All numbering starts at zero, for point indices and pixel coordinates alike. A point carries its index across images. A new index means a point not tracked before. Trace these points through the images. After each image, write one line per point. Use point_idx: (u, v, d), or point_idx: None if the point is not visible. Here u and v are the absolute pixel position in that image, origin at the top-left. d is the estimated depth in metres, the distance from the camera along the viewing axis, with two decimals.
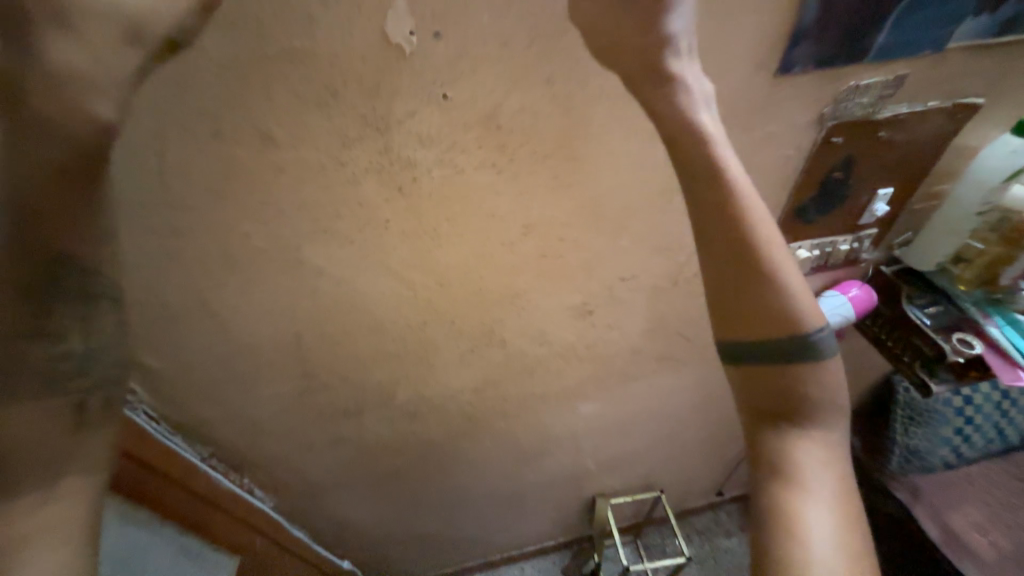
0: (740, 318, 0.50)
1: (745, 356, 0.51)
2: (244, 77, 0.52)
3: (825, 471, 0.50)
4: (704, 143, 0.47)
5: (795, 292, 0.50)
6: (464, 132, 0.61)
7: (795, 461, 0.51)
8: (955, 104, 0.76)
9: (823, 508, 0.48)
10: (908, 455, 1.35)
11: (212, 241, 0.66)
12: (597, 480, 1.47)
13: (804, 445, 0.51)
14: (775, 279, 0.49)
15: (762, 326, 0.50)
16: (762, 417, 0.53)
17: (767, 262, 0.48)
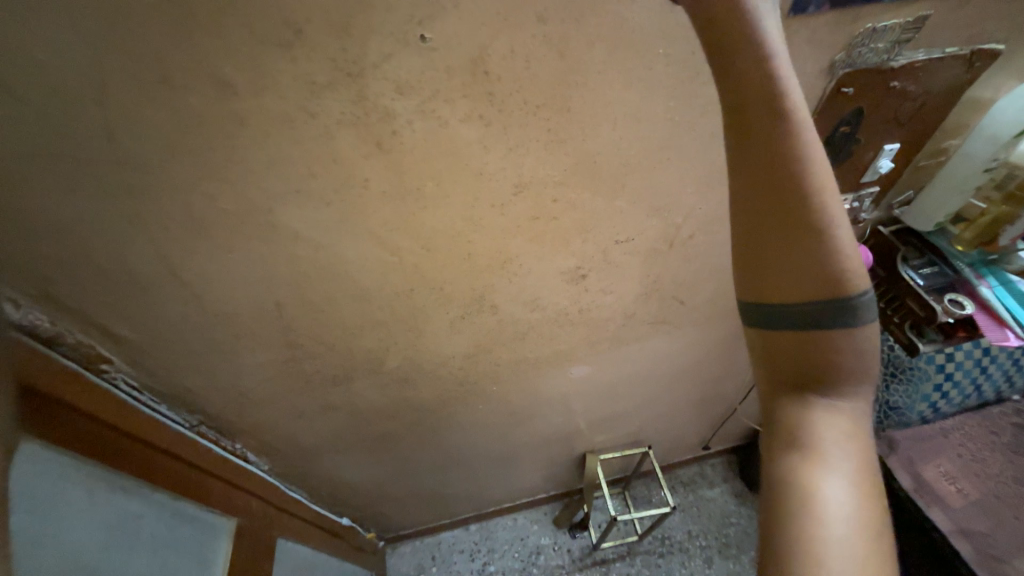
0: (770, 263, 0.44)
1: (768, 309, 0.45)
2: (191, 11, 0.46)
3: (847, 444, 0.45)
4: (758, 55, 0.40)
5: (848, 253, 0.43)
6: (448, 79, 0.56)
7: (813, 432, 0.45)
8: (975, 51, 0.71)
9: (841, 480, 0.43)
10: (887, 410, 1.41)
11: (175, 202, 0.61)
12: (588, 438, 1.51)
13: (825, 414, 0.45)
14: (826, 229, 0.42)
15: (796, 277, 0.43)
16: (782, 386, 0.47)
17: (818, 208, 0.42)
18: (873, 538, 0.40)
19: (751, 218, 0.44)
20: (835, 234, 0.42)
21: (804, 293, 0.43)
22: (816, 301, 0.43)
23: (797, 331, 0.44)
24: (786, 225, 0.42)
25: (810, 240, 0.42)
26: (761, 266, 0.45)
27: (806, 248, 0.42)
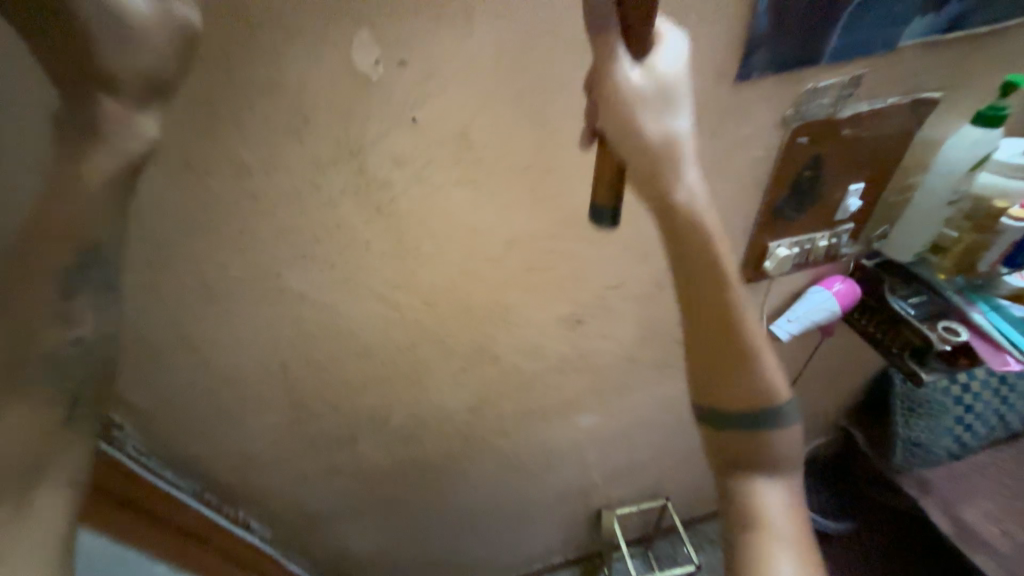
0: (713, 381, 0.60)
1: (715, 415, 0.62)
2: (216, 109, 0.54)
3: (785, 511, 0.62)
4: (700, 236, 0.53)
5: (773, 375, 0.61)
6: (438, 151, 0.62)
7: (758, 504, 0.62)
8: (915, 99, 0.78)
9: (788, 552, 0.59)
10: (912, 448, 1.33)
11: (193, 270, 0.66)
12: (602, 492, 1.45)
13: (766, 487, 0.63)
14: (753, 356, 0.59)
15: (729, 392, 0.60)
16: (732, 466, 0.64)
17: (747, 339, 0.59)
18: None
19: (720, 357, 0.59)
20: (766, 365, 0.61)
21: (740, 404, 0.60)
22: (757, 411, 0.61)
23: (745, 427, 0.61)
24: (735, 362, 0.59)
25: (751, 372, 0.60)
26: (722, 391, 0.60)
27: (749, 376, 0.60)
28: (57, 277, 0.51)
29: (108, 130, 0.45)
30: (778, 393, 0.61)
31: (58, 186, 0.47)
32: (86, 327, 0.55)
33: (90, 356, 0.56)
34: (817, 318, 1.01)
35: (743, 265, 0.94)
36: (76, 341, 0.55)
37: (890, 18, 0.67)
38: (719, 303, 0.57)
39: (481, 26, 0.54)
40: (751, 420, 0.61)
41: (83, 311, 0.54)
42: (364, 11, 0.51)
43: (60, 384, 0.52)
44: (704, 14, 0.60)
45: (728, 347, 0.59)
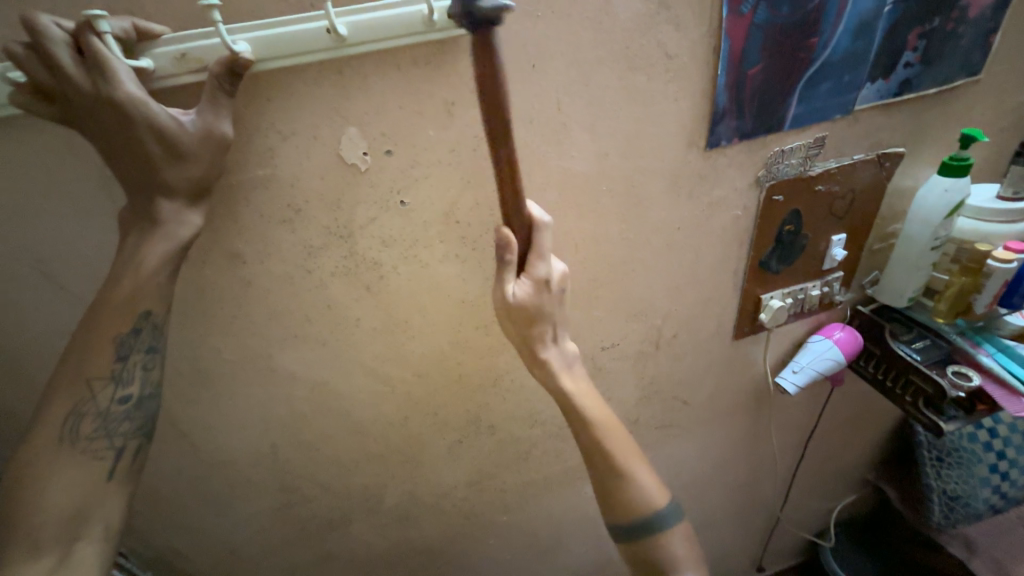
0: (604, 492, 0.69)
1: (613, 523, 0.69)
2: (212, 206, 0.57)
3: None
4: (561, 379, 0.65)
5: (649, 482, 0.70)
6: (426, 229, 0.65)
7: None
8: (880, 154, 0.82)
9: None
10: (950, 502, 1.23)
11: (186, 355, 0.67)
12: (621, 568, 1.33)
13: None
14: (630, 469, 0.69)
15: (618, 503, 0.69)
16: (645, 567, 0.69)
17: (621, 457, 0.68)
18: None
19: (594, 468, 0.69)
20: (639, 475, 0.69)
21: (628, 512, 0.68)
22: (638, 520, 0.68)
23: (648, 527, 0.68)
24: (611, 475, 0.68)
25: (626, 483, 0.68)
26: (605, 497, 0.69)
27: (625, 486, 0.68)
28: (113, 342, 0.52)
29: (164, 222, 0.49)
30: (658, 500, 0.69)
31: (119, 265, 0.50)
32: (135, 388, 0.56)
33: (138, 414, 0.57)
34: (822, 368, 0.98)
35: (738, 318, 0.94)
36: (127, 401, 0.56)
37: (844, 86, 0.72)
38: (590, 430, 0.67)
39: (460, 117, 0.58)
40: (634, 528, 0.68)
41: (134, 373, 0.55)
42: (352, 111, 0.55)
43: (105, 445, 0.54)
44: (667, 94, 0.65)
45: (600, 462, 0.68)
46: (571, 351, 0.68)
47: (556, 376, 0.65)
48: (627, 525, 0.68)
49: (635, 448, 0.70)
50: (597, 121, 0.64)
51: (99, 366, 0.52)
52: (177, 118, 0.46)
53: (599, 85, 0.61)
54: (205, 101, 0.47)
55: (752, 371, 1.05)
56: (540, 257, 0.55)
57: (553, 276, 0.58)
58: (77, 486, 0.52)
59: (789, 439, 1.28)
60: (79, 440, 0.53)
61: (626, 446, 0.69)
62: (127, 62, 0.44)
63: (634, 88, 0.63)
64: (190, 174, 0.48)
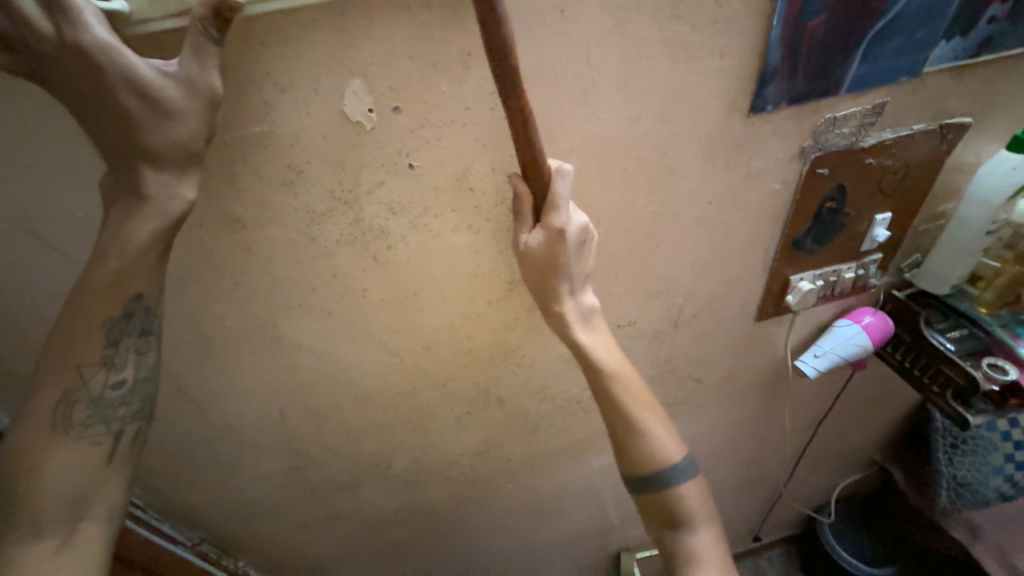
0: (620, 448, 0.68)
1: (630, 477, 0.68)
2: (206, 168, 0.53)
3: (710, 551, 0.66)
4: (574, 333, 0.63)
5: (665, 437, 0.68)
6: (436, 196, 0.60)
7: (685, 547, 0.66)
8: (943, 124, 0.73)
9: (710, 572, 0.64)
10: (957, 488, 1.20)
11: (189, 322, 0.65)
12: (623, 534, 1.35)
13: (691, 535, 0.67)
14: (645, 425, 0.67)
15: (634, 459, 0.67)
16: (660, 525, 0.69)
17: (636, 412, 0.66)
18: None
19: (610, 423, 0.67)
20: (655, 429, 0.67)
21: (644, 467, 0.67)
22: (650, 476, 0.67)
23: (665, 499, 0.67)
24: (625, 431, 0.67)
25: (640, 439, 0.67)
26: (621, 451, 0.68)
27: (638, 440, 0.67)
28: (104, 326, 0.50)
29: (152, 196, 0.45)
30: (674, 455, 0.67)
31: (103, 242, 0.47)
32: (129, 372, 0.54)
33: (136, 396, 0.56)
34: (847, 354, 0.93)
35: (763, 299, 0.88)
36: (121, 385, 0.54)
37: (914, 44, 0.64)
38: (606, 383, 0.65)
39: (476, 71, 0.52)
40: (650, 482, 0.67)
41: (126, 357, 0.53)
42: (357, 61, 0.49)
43: (102, 430, 0.53)
44: (710, 51, 0.57)
45: (613, 415, 0.67)
46: (592, 307, 0.64)
47: (573, 332, 0.62)
48: (644, 480, 0.67)
49: (653, 403, 0.68)
50: (629, 78, 0.57)
51: (89, 352, 0.50)
52: (159, 70, 0.42)
53: (634, 37, 0.54)
54: (190, 50, 0.42)
55: (773, 353, 1.01)
56: (555, 211, 0.52)
57: (572, 228, 0.54)
58: (75, 470, 0.52)
59: (802, 420, 1.25)
60: (73, 427, 0.52)
61: (643, 404, 0.67)
62: (97, 4, 0.40)
63: (674, 42, 0.56)
64: (178, 138, 0.43)
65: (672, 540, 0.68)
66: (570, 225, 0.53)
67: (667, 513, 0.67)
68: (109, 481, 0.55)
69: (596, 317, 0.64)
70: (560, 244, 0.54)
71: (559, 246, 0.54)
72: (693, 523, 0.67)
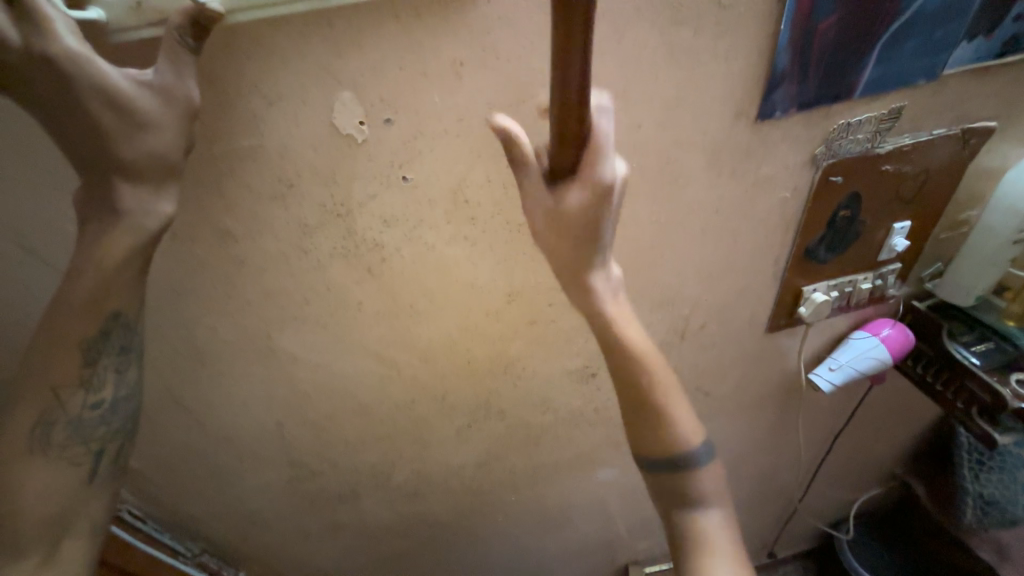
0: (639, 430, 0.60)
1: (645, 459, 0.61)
2: (195, 181, 0.52)
3: (723, 533, 0.60)
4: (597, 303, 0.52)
5: (685, 416, 0.60)
6: (431, 208, 0.59)
7: (699, 536, 0.60)
8: (966, 128, 0.70)
9: (728, 565, 0.58)
10: (985, 506, 1.14)
11: (184, 334, 0.65)
12: (630, 546, 1.31)
13: (704, 518, 0.61)
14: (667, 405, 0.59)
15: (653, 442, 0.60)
16: (669, 505, 0.63)
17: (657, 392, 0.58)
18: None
19: (630, 403, 0.59)
20: (678, 410, 0.60)
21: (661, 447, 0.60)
22: (669, 455, 0.60)
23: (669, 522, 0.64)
24: (646, 410, 0.59)
25: (659, 417, 0.59)
26: (637, 432, 0.60)
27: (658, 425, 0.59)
28: (80, 347, 0.50)
29: (128, 211, 0.44)
30: (691, 433, 0.60)
31: (79, 259, 0.46)
32: (109, 391, 0.54)
33: (115, 415, 0.56)
34: (863, 367, 0.89)
35: (774, 310, 0.85)
36: (100, 404, 0.54)
37: (933, 45, 0.60)
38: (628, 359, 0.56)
39: (469, 80, 0.50)
40: (668, 461, 0.60)
41: (105, 377, 0.53)
42: (346, 72, 0.48)
43: (81, 451, 0.54)
44: (714, 56, 0.55)
45: (634, 399, 0.58)
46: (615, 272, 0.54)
47: (592, 299, 0.52)
48: (661, 461, 0.60)
49: (677, 384, 0.59)
50: (629, 86, 0.55)
51: (66, 373, 0.50)
52: (132, 79, 0.41)
53: (633, 43, 0.52)
54: (167, 60, 0.41)
55: (785, 366, 0.97)
56: (595, 163, 0.42)
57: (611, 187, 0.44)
58: (55, 489, 0.52)
59: (817, 433, 1.21)
60: (50, 448, 0.52)
61: (667, 381, 0.59)
62: (69, 14, 0.40)
63: (676, 47, 0.54)
64: (153, 148, 0.43)
65: (679, 517, 0.62)
66: (607, 185, 0.43)
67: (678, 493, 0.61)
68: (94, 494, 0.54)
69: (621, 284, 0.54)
70: (594, 205, 0.44)
71: (591, 208, 0.44)
72: (705, 500, 0.61)
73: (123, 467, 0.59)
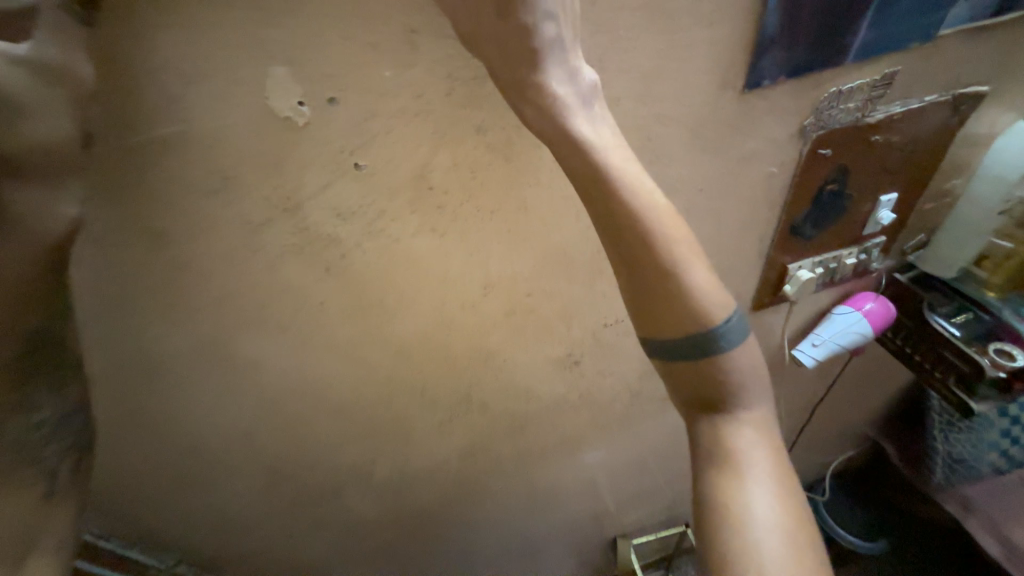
0: (648, 317, 0.45)
1: (657, 352, 0.47)
2: (114, 174, 0.46)
3: (758, 449, 0.49)
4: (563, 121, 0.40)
5: (707, 286, 0.45)
6: (392, 198, 0.53)
7: (727, 448, 0.49)
8: (957, 94, 0.66)
9: (764, 489, 0.47)
10: (952, 464, 1.20)
11: (127, 344, 0.59)
12: (619, 521, 1.33)
13: (735, 429, 0.49)
14: (682, 274, 0.44)
15: (666, 330, 0.45)
16: (690, 411, 0.50)
17: (667, 253, 0.43)
18: (794, 516, 0.46)
19: (631, 268, 0.43)
20: (697, 279, 0.44)
21: (677, 331, 0.45)
22: (685, 339, 0.45)
23: None
24: (652, 276, 0.43)
25: (670, 285, 0.44)
26: (643, 313, 0.45)
27: (671, 302, 0.44)
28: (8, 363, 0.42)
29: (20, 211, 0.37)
30: (715, 308, 0.45)
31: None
32: (50, 408, 0.48)
33: (65, 429, 0.50)
34: (846, 341, 0.89)
35: (759, 289, 0.83)
36: (43, 423, 0.47)
37: (928, 3, 0.56)
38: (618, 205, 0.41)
39: (425, 53, 0.44)
40: (686, 345, 0.45)
41: (42, 395, 0.47)
42: (278, 44, 0.41)
43: (35, 473, 0.47)
44: (697, 17, 0.50)
45: (634, 261, 0.43)
46: (589, 88, 0.42)
47: (560, 117, 0.40)
48: (677, 349, 0.45)
49: (692, 239, 0.44)
50: (605, 54, 0.49)
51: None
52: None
53: (609, 4, 0.46)
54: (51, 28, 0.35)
55: (769, 343, 0.96)
56: None
57: None
58: (15, 520, 0.46)
59: (798, 404, 1.22)
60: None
61: (681, 239, 0.44)
62: None
63: (655, 9, 0.48)
64: (39, 138, 0.35)
65: (704, 424, 0.49)
66: None
67: (702, 390, 0.48)
68: (55, 513, 0.49)
69: (597, 103, 0.42)
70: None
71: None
72: (737, 401, 0.49)
73: (83, 482, 0.54)
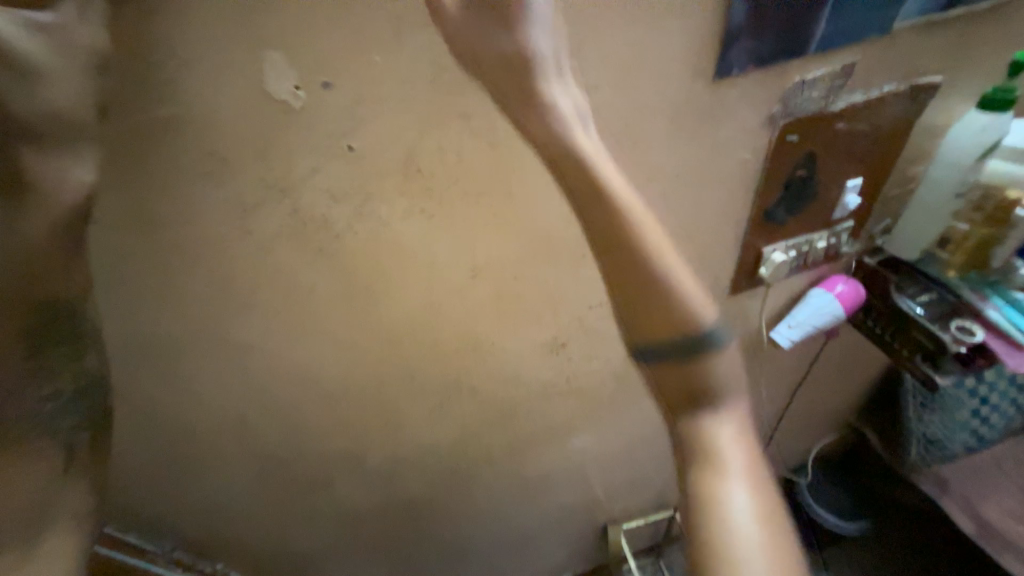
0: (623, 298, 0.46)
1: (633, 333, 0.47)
2: (113, 156, 0.48)
3: (738, 445, 0.47)
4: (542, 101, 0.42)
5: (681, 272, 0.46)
6: (383, 180, 0.55)
7: (705, 439, 0.47)
8: (914, 84, 0.71)
9: (742, 485, 0.45)
10: (927, 444, 1.25)
11: (123, 326, 0.61)
12: (608, 507, 1.35)
13: (714, 422, 0.48)
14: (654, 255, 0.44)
15: (640, 309, 0.46)
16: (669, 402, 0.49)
17: (638, 232, 0.43)
18: (774, 515, 0.43)
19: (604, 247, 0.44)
20: (671, 262, 0.45)
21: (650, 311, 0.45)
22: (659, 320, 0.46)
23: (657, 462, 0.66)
24: (625, 257, 0.44)
25: (643, 265, 0.44)
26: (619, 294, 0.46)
27: (645, 282, 0.45)
28: (23, 333, 0.43)
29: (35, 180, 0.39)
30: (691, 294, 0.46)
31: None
32: (66, 380, 0.49)
33: (81, 402, 0.51)
34: (819, 322, 0.93)
35: (736, 273, 0.86)
36: (60, 395, 0.49)
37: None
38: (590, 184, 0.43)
39: (413, 40, 0.47)
40: (660, 326, 0.46)
41: (56, 365, 0.47)
42: (273, 29, 0.43)
43: (52, 443, 0.49)
44: (670, 8, 0.53)
45: (607, 240, 0.44)
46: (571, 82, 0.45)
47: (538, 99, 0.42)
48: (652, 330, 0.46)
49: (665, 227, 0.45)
50: (584, 42, 0.52)
51: (12, 366, 0.44)
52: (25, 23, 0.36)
53: None
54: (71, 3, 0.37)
55: (748, 326, 1.00)
56: None
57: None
58: (30, 489, 0.47)
59: (778, 389, 1.27)
60: (14, 446, 0.46)
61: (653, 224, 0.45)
62: None
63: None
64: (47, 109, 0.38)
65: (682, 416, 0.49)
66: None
67: (679, 378, 0.47)
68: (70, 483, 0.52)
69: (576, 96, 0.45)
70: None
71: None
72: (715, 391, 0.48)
73: (100, 455, 0.55)
